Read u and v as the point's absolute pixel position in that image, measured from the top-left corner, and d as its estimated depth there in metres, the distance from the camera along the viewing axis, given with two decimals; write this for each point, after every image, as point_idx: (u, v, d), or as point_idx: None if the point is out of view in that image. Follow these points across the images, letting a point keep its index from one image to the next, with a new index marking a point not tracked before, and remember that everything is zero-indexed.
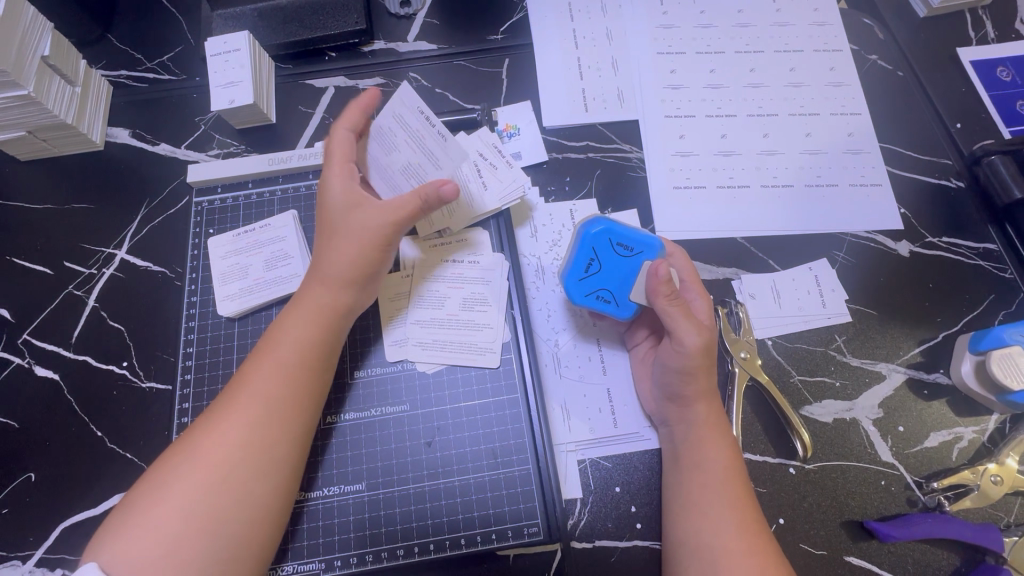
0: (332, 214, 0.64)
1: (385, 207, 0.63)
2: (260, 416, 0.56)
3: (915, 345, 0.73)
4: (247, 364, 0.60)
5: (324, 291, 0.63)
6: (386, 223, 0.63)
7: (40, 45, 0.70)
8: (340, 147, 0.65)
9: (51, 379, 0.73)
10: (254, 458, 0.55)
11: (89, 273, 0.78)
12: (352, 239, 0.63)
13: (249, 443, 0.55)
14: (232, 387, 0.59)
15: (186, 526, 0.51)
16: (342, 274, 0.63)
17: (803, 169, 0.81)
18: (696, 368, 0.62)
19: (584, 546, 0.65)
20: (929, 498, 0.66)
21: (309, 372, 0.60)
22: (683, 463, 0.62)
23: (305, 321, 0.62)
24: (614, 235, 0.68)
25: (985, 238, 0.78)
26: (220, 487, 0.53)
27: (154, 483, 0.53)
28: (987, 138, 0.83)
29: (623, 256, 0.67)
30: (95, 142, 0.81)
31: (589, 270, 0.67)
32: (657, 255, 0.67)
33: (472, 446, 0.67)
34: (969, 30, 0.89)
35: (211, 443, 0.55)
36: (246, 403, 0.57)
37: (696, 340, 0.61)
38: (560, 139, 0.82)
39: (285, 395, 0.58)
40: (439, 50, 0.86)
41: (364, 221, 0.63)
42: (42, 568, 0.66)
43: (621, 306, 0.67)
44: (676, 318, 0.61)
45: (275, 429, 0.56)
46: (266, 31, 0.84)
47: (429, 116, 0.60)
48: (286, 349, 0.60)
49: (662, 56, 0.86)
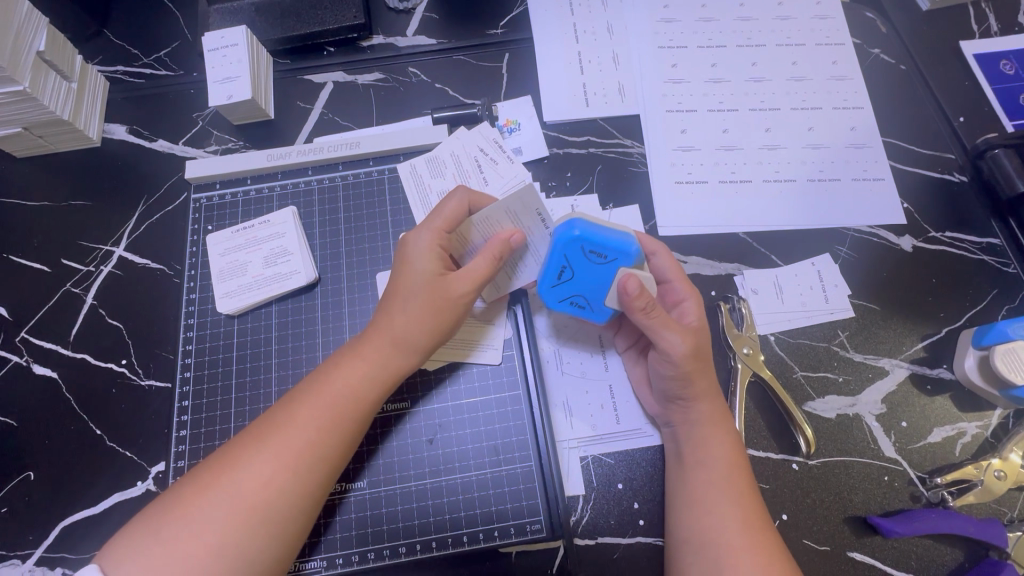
0: (415, 267, 0.61)
1: (471, 276, 0.61)
2: (302, 463, 0.54)
3: (918, 341, 0.73)
4: (295, 399, 0.58)
5: (382, 342, 0.60)
6: (467, 295, 0.61)
7: (36, 41, 0.70)
8: (446, 211, 0.63)
9: (50, 377, 0.73)
10: (291, 504, 0.53)
11: (87, 270, 0.77)
12: (429, 298, 0.60)
13: (288, 488, 0.53)
14: (277, 423, 0.56)
15: (213, 562, 0.49)
16: (406, 330, 0.60)
17: (805, 163, 0.80)
18: (690, 372, 0.61)
19: (587, 543, 0.64)
20: (932, 493, 0.66)
21: (356, 425, 0.58)
22: (686, 462, 0.62)
23: (360, 368, 0.59)
24: (589, 243, 0.59)
25: (988, 232, 0.78)
26: (253, 529, 0.51)
27: (183, 509, 0.51)
28: (989, 131, 0.83)
29: (597, 264, 0.61)
30: (92, 138, 0.80)
31: (561, 277, 0.63)
32: (633, 262, 0.60)
33: (473, 444, 0.67)
34: (971, 23, 0.89)
35: (250, 482, 0.52)
36: (292, 449, 0.54)
37: (681, 350, 0.60)
38: (560, 134, 0.81)
39: (330, 447, 0.56)
40: (439, 45, 0.86)
41: (447, 286, 0.61)
42: (43, 567, 0.66)
43: (597, 311, 0.65)
44: (656, 329, 0.60)
45: (313, 482, 0.54)
46: (265, 25, 0.83)
47: (543, 214, 0.61)
48: (338, 396, 0.57)
49: (663, 50, 0.86)
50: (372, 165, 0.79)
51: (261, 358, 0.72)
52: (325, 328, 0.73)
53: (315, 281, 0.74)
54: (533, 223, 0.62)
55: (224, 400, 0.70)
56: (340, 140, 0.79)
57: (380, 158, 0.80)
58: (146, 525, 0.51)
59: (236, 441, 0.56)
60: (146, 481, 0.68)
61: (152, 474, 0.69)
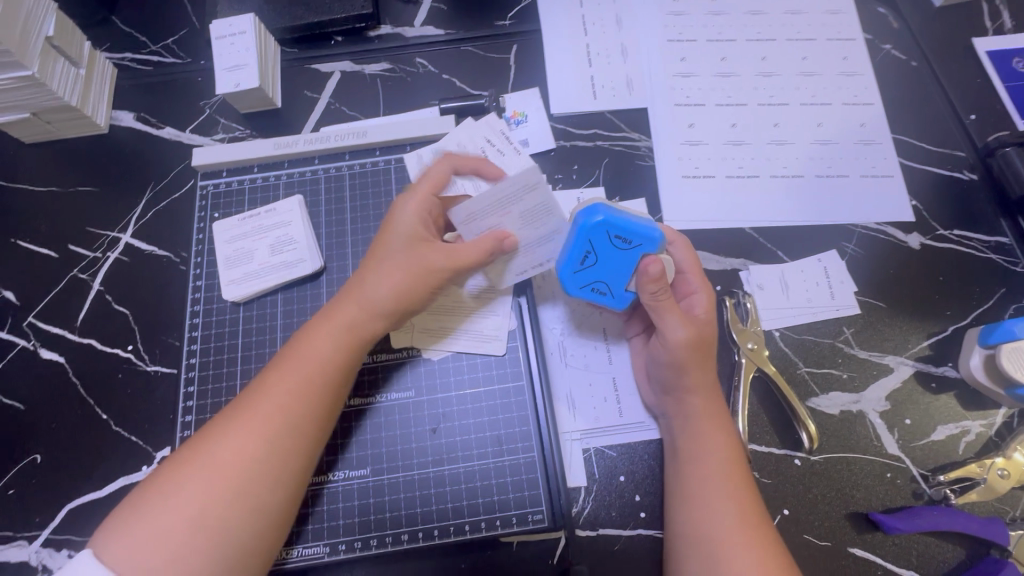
0: (393, 237, 0.62)
1: (450, 251, 0.61)
2: (274, 432, 0.54)
3: (924, 339, 0.72)
4: (266, 372, 0.58)
5: (352, 313, 0.60)
6: (447, 267, 0.61)
7: (45, 25, 0.69)
8: (432, 176, 0.65)
9: (57, 361, 0.73)
10: (269, 472, 0.53)
11: (94, 256, 0.77)
12: (403, 269, 0.60)
13: (264, 456, 0.53)
14: (248, 396, 0.56)
15: (196, 535, 0.50)
16: (378, 303, 0.60)
17: (814, 159, 0.80)
18: (687, 362, 0.62)
19: (588, 534, 0.65)
20: (934, 491, 0.66)
21: (331, 391, 0.58)
22: (681, 454, 0.62)
23: (330, 337, 0.59)
24: (613, 227, 0.60)
25: (997, 231, 0.77)
26: (232, 500, 0.51)
27: (161, 488, 0.51)
28: (1000, 129, 0.82)
29: (621, 249, 0.61)
30: (100, 125, 0.81)
31: (584, 263, 0.62)
32: (658, 248, 0.60)
33: (476, 434, 0.67)
34: (985, 20, 0.88)
35: (225, 455, 0.53)
36: (261, 418, 0.55)
37: (680, 337, 0.61)
38: (568, 127, 0.81)
39: (303, 413, 0.56)
40: (445, 35, 0.85)
41: (423, 257, 0.61)
42: (49, 549, 0.66)
43: (617, 298, 0.64)
44: (661, 314, 0.61)
45: (288, 447, 0.55)
46: (271, 13, 0.83)
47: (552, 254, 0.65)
48: (310, 365, 0.58)
49: (672, 43, 0.85)
50: (379, 155, 0.79)
51: (266, 345, 0.72)
52: None
53: (321, 270, 0.74)
54: (541, 248, 0.64)
55: (229, 386, 0.71)
56: (346, 130, 0.79)
57: (387, 147, 0.79)
58: (129, 507, 0.51)
59: (213, 419, 0.57)
60: (151, 465, 0.69)
61: (157, 459, 0.69)
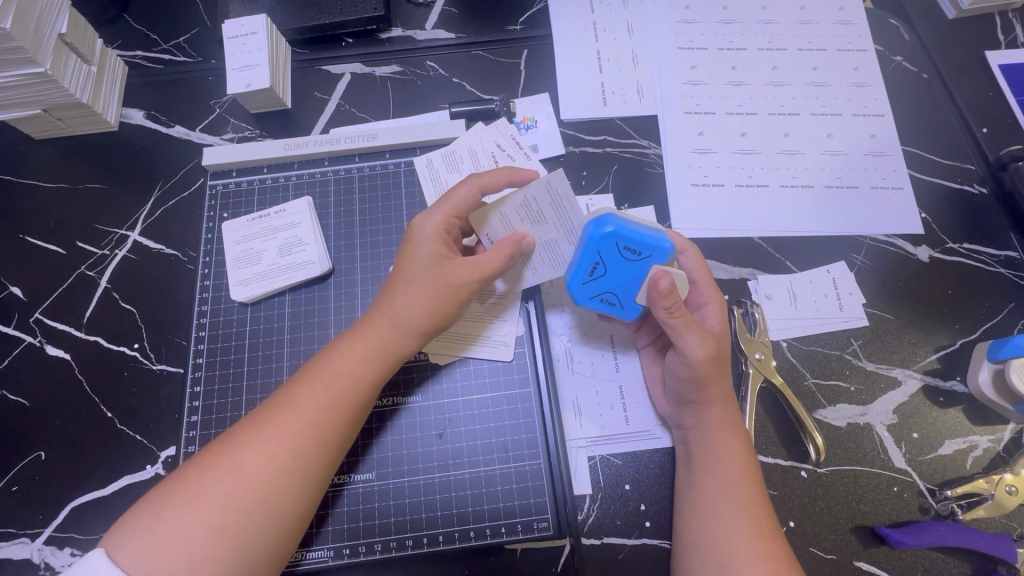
0: (418, 253, 0.62)
1: (473, 265, 0.61)
2: (302, 446, 0.54)
3: (932, 352, 0.72)
4: (294, 385, 0.58)
5: (382, 326, 0.60)
6: (472, 281, 0.61)
7: (58, 22, 0.70)
8: (457, 198, 0.63)
9: (62, 358, 0.73)
10: (292, 486, 0.53)
11: (101, 253, 0.77)
12: (430, 285, 0.60)
13: (289, 470, 0.53)
14: (276, 408, 0.56)
15: (216, 543, 0.49)
16: (408, 317, 0.60)
17: (824, 170, 0.80)
18: (706, 377, 0.61)
19: (593, 543, 0.65)
20: (942, 505, 0.65)
21: (359, 406, 0.58)
22: (695, 465, 0.62)
23: (360, 354, 0.59)
24: (622, 239, 0.60)
25: (1007, 246, 0.77)
26: (252, 509, 0.51)
27: (181, 494, 0.51)
28: (1011, 143, 0.82)
29: (631, 261, 0.61)
30: (110, 123, 0.81)
31: (592, 274, 0.62)
32: (666, 259, 0.60)
33: (482, 440, 0.67)
34: (997, 32, 0.88)
35: (251, 465, 0.53)
36: (290, 431, 0.55)
37: (700, 354, 0.60)
38: (577, 133, 0.81)
39: (330, 429, 0.56)
40: (456, 39, 0.85)
41: (448, 273, 0.61)
42: (52, 547, 0.66)
43: (626, 309, 0.65)
44: (679, 330, 0.60)
45: (313, 461, 0.55)
46: (284, 14, 0.83)
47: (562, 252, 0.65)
48: (341, 380, 0.58)
49: (683, 51, 0.85)
50: (389, 158, 0.79)
51: (273, 346, 0.72)
52: (338, 317, 0.73)
53: (328, 273, 0.74)
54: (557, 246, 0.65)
55: (235, 387, 0.70)
56: (356, 132, 0.79)
57: (396, 150, 0.79)
58: (147, 509, 0.51)
59: (236, 425, 0.56)
60: (155, 465, 0.69)
61: (162, 458, 0.69)
